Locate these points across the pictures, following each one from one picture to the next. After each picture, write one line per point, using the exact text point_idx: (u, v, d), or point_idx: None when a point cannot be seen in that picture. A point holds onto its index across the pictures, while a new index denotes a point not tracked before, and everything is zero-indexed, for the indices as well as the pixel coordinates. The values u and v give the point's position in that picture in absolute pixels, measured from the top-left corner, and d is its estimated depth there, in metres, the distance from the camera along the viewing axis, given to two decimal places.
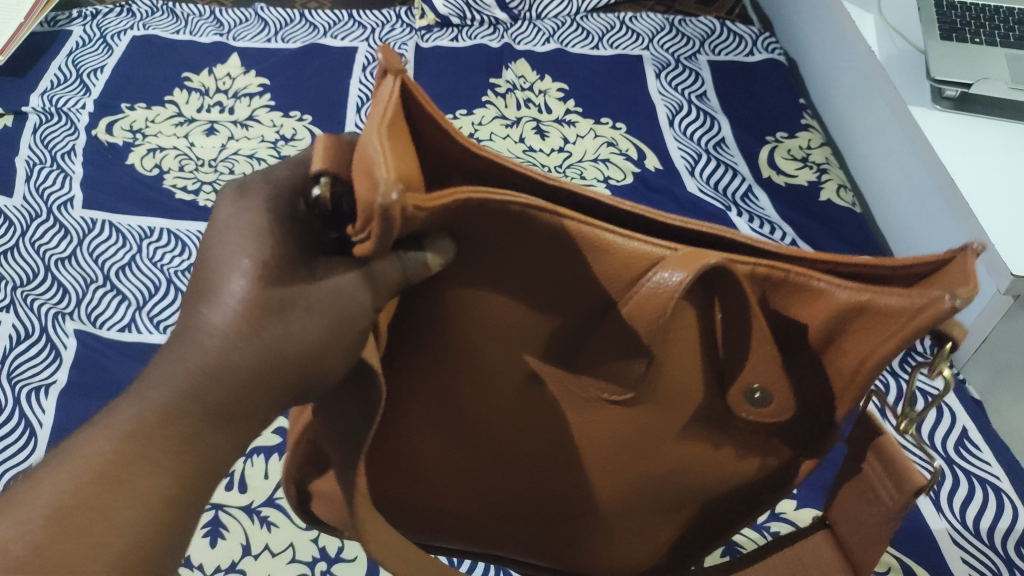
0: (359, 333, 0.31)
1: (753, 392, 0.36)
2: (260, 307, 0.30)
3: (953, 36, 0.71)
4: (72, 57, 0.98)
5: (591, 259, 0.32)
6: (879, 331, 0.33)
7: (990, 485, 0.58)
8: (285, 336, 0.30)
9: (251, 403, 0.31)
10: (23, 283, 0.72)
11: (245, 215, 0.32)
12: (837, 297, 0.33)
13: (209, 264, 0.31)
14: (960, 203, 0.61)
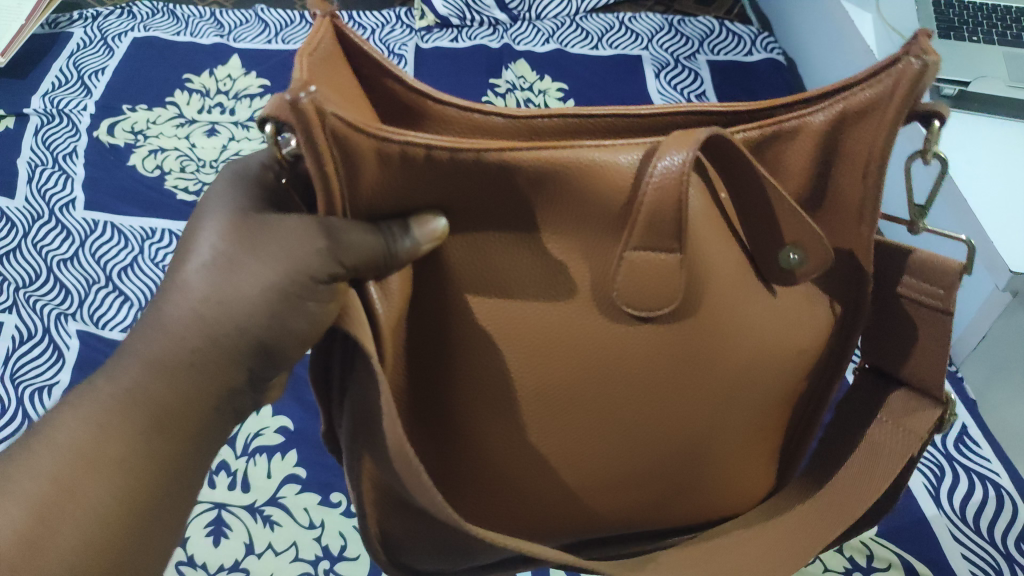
0: (310, 280, 0.33)
1: (788, 258, 0.37)
2: (217, 274, 0.34)
3: (951, 34, 0.71)
4: (73, 59, 0.98)
5: (588, 180, 0.33)
6: (869, 130, 0.35)
7: (989, 481, 0.58)
8: (239, 297, 0.33)
9: (216, 371, 0.35)
10: (26, 285, 0.72)
11: (215, 201, 0.36)
12: (817, 123, 0.35)
13: (187, 235, 0.35)
14: (958, 200, 0.62)
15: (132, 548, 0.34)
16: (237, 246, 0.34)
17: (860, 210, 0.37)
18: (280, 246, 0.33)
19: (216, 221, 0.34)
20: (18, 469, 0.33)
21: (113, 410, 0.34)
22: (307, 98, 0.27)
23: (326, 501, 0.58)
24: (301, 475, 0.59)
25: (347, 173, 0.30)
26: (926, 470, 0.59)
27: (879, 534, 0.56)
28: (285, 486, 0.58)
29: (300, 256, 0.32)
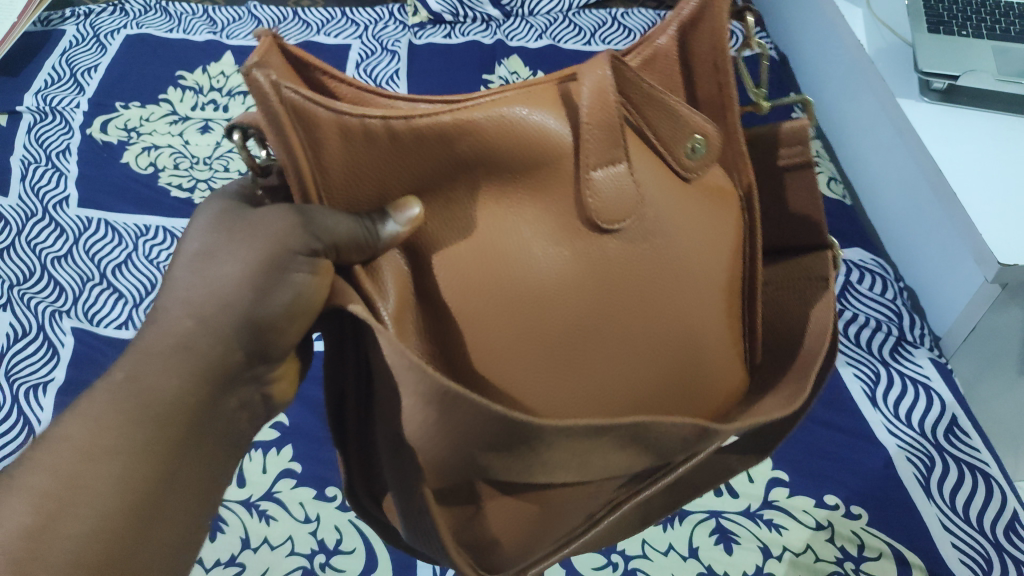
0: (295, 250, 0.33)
1: (695, 147, 0.37)
2: (206, 269, 0.35)
3: (940, 28, 0.71)
4: (66, 57, 0.98)
5: (542, 130, 0.33)
6: (705, 30, 0.37)
7: (978, 471, 0.59)
8: (228, 285, 0.35)
9: (211, 348, 0.34)
10: (20, 283, 0.72)
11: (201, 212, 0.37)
12: (661, 43, 0.38)
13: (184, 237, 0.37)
14: (946, 193, 0.62)
15: (146, 527, 0.32)
16: (223, 240, 0.35)
17: (720, 97, 0.38)
18: (261, 233, 0.34)
19: (203, 226, 0.36)
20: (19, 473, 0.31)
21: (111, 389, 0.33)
22: (260, 71, 0.28)
23: (321, 496, 0.58)
24: (296, 470, 0.59)
25: (316, 159, 0.31)
26: (916, 460, 0.60)
27: (870, 524, 0.56)
28: (281, 481, 0.59)
29: (279, 238, 0.33)
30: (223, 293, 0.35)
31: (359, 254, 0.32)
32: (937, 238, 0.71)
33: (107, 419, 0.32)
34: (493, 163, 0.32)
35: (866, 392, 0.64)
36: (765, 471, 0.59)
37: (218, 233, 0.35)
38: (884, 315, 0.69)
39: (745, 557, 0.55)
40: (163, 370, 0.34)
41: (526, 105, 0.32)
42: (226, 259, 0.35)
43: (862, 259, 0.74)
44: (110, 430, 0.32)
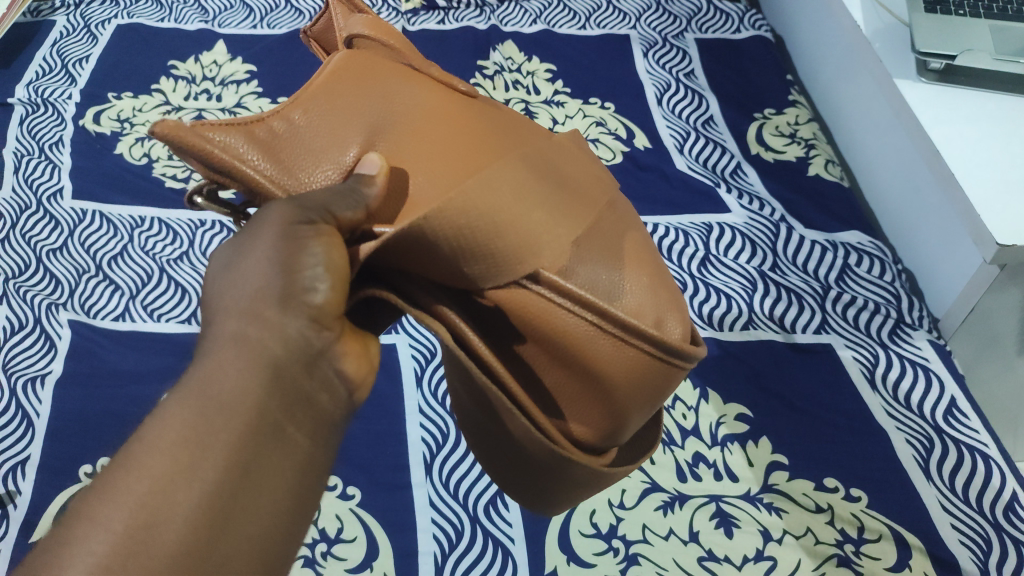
0: (299, 221, 0.32)
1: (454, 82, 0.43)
2: (232, 281, 0.33)
3: (937, 8, 0.71)
4: (56, 47, 0.97)
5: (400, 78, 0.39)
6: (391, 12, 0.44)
7: (978, 452, 0.59)
8: (258, 276, 0.32)
9: (270, 338, 0.31)
10: (16, 275, 0.72)
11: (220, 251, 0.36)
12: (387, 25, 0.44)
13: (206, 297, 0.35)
14: (945, 175, 0.62)
15: (241, 518, 0.28)
16: (237, 252, 0.34)
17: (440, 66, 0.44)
18: (261, 223, 0.33)
19: (223, 255, 0.35)
20: (106, 490, 0.28)
21: (177, 401, 0.30)
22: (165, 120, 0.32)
23: None
24: None
25: (265, 156, 0.34)
26: (916, 442, 0.60)
27: (870, 506, 0.56)
28: None
29: (275, 222, 0.32)
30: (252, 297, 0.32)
31: (353, 210, 0.33)
32: (936, 221, 0.71)
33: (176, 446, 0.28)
34: (390, 109, 0.37)
35: (865, 374, 0.64)
36: (765, 454, 0.59)
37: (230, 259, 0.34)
38: (882, 298, 0.69)
39: (745, 540, 0.55)
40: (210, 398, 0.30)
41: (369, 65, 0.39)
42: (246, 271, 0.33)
43: (861, 241, 0.74)
44: (168, 459, 0.28)
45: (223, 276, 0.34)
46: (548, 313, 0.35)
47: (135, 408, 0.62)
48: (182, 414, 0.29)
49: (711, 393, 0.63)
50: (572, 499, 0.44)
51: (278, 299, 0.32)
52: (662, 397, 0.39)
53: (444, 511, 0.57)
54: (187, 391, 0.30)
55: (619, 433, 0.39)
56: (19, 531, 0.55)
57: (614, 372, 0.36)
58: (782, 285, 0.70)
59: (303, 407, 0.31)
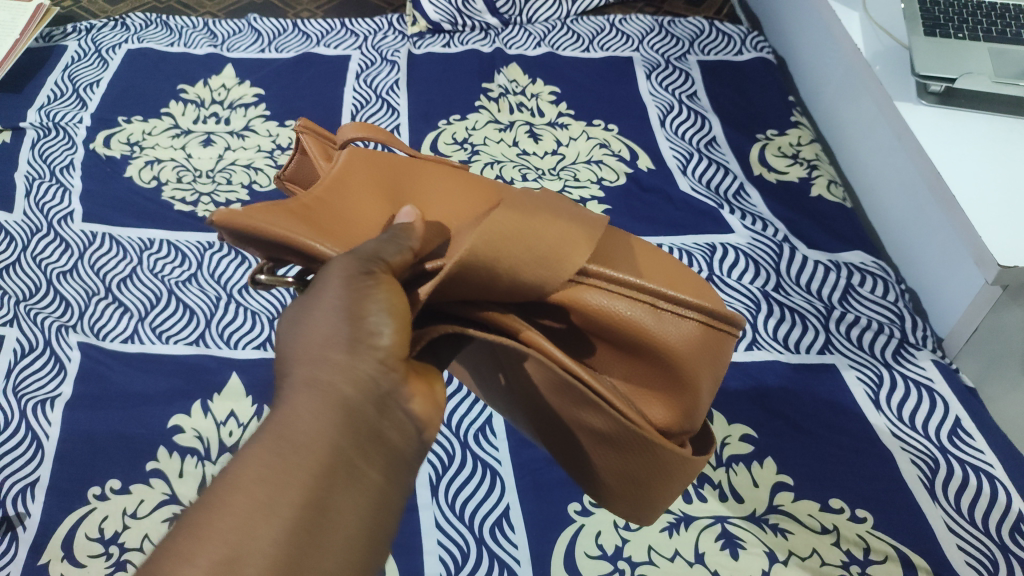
0: (361, 275, 0.33)
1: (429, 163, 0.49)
2: (302, 328, 0.32)
3: (937, 32, 0.72)
4: (68, 72, 0.99)
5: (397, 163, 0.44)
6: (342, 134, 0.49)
7: (983, 472, 0.59)
8: (323, 321, 0.32)
9: (342, 380, 0.30)
10: (26, 298, 0.72)
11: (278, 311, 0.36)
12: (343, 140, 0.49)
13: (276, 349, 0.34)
14: (946, 196, 0.62)
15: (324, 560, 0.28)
16: (295, 308, 0.33)
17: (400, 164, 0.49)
18: (320, 282, 0.33)
19: (283, 315, 0.34)
20: (200, 530, 0.27)
21: (254, 442, 0.29)
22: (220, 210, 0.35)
23: None
24: None
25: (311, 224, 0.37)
26: (921, 462, 0.60)
27: (875, 527, 0.56)
28: None
29: (339, 282, 0.32)
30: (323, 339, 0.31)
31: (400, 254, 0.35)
32: (937, 241, 0.71)
33: (254, 488, 0.27)
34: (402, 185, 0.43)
35: (869, 394, 0.64)
36: (769, 474, 0.59)
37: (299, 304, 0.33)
38: (886, 318, 0.70)
39: (751, 562, 0.55)
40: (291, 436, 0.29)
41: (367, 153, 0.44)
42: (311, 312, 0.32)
43: (864, 261, 0.74)
44: (248, 499, 0.27)
45: (291, 321, 0.33)
46: (603, 305, 0.37)
47: (144, 430, 0.62)
48: (265, 453, 0.28)
49: (716, 414, 0.64)
50: (665, 498, 0.45)
51: (344, 344, 0.31)
52: (720, 364, 0.41)
53: (450, 534, 0.57)
54: (266, 429, 0.29)
55: (693, 410, 0.41)
56: (28, 552, 0.56)
57: (680, 346, 0.38)
58: (786, 305, 0.71)
59: (379, 449, 0.31)
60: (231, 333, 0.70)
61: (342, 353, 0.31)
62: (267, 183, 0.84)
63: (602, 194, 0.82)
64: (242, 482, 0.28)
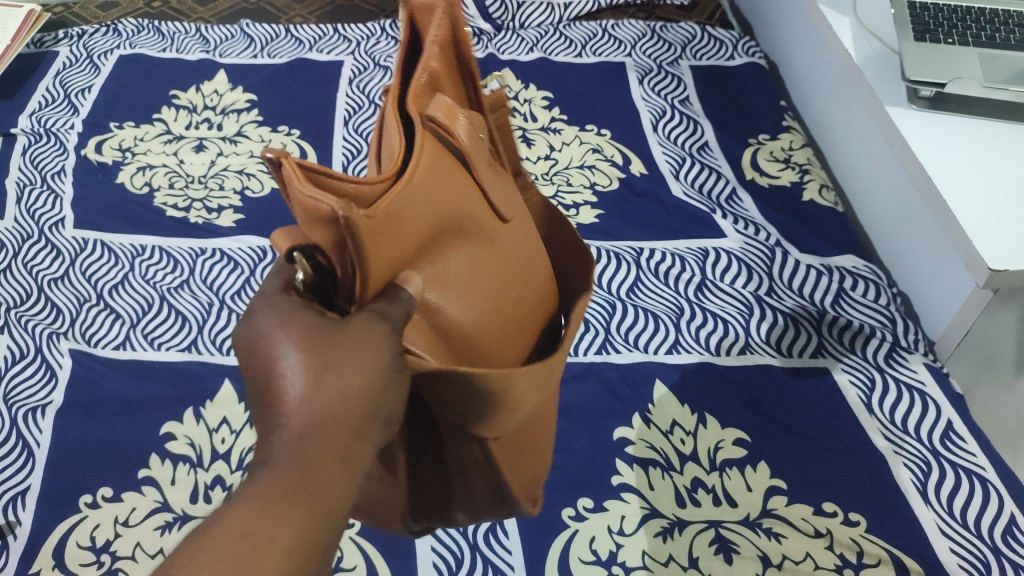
0: (396, 356, 0.32)
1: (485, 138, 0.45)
2: (329, 368, 0.29)
3: (926, 36, 0.72)
4: (59, 78, 0.98)
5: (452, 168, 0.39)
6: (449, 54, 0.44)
7: (975, 476, 0.59)
8: (362, 378, 0.30)
9: (358, 448, 0.30)
10: (17, 305, 0.72)
11: (248, 322, 0.31)
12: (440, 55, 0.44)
13: (266, 360, 0.30)
14: (937, 201, 0.63)
15: None
16: (307, 343, 0.30)
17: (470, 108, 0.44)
18: (358, 344, 0.30)
19: (286, 334, 0.30)
20: None
21: (271, 508, 0.27)
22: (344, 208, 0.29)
23: None
24: None
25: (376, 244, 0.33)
26: (913, 466, 0.60)
27: (869, 531, 0.56)
28: None
29: (378, 356, 0.31)
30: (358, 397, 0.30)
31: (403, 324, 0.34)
32: (929, 246, 0.71)
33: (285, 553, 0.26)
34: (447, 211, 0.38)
35: (862, 398, 0.65)
36: (763, 479, 0.60)
37: (329, 333, 0.30)
38: (878, 321, 0.70)
39: (745, 566, 0.55)
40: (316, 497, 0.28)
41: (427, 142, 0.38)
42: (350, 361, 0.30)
43: (856, 265, 0.74)
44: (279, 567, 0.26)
45: (313, 350, 0.30)
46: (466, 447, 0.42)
47: (136, 438, 0.62)
48: (286, 527, 0.26)
49: (710, 418, 0.64)
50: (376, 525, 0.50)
51: (371, 411, 0.30)
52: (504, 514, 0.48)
53: (443, 540, 0.57)
54: (283, 495, 0.27)
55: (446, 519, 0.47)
56: (19, 561, 0.55)
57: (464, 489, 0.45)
58: (779, 309, 0.71)
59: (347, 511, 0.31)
60: (224, 339, 0.70)
61: (367, 421, 0.30)
62: (259, 189, 0.84)
63: (595, 199, 0.82)
64: (272, 543, 0.26)
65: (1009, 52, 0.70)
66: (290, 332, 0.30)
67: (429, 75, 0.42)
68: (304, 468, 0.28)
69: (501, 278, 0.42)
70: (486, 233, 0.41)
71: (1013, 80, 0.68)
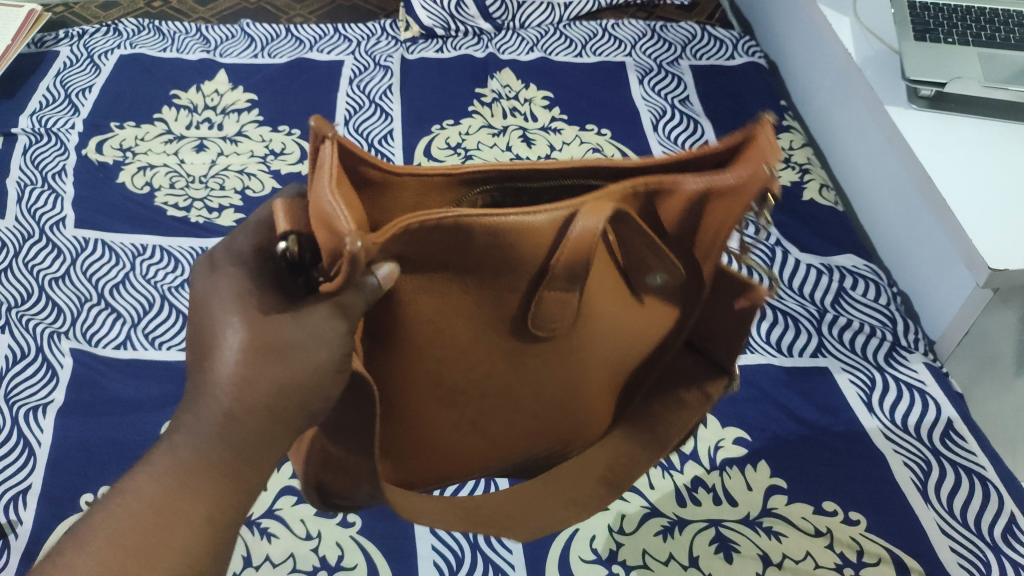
0: (342, 354, 0.33)
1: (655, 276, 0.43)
2: (268, 356, 0.32)
3: (927, 36, 0.72)
4: (60, 78, 0.98)
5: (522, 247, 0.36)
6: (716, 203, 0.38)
7: (975, 474, 0.59)
8: (298, 366, 0.32)
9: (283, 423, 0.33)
10: (18, 304, 0.72)
11: (210, 277, 0.34)
12: (686, 188, 0.38)
13: (209, 327, 0.33)
14: (937, 200, 0.63)
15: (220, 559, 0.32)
16: (250, 321, 0.33)
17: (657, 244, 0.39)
18: (298, 338, 0.33)
19: (236, 313, 0.33)
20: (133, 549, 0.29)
21: (182, 478, 0.31)
22: (351, 247, 0.29)
23: (322, 512, 0.58)
24: (296, 486, 0.59)
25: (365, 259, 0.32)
26: (913, 465, 0.60)
27: (868, 529, 0.57)
28: (281, 498, 0.59)
29: (320, 349, 0.33)
30: (290, 384, 0.32)
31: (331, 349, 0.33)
32: (929, 245, 0.71)
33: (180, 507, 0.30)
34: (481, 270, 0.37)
35: (862, 397, 0.65)
36: (763, 478, 0.60)
37: (281, 318, 0.33)
38: (878, 321, 0.70)
39: (745, 565, 0.55)
40: (233, 463, 0.32)
41: (517, 212, 0.35)
42: (290, 350, 0.33)
43: (856, 264, 0.74)
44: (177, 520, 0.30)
45: (252, 335, 0.32)
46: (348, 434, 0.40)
47: (137, 437, 0.62)
48: (192, 492, 0.31)
49: (709, 417, 0.64)
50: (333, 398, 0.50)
51: (305, 396, 0.33)
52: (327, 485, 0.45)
53: (444, 539, 0.57)
54: (197, 463, 0.31)
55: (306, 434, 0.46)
56: (20, 560, 0.55)
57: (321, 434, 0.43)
58: (778, 309, 0.71)
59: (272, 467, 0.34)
60: None
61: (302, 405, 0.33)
62: (260, 188, 0.84)
63: None
64: (174, 501, 0.31)
65: (1009, 52, 0.70)
66: (239, 308, 0.33)
67: (670, 185, 0.38)
68: (220, 443, 0.32)
69: (473, 348, 0.40)
70: (497, 307, 0.39)
71: (1013, 80, 0.68)
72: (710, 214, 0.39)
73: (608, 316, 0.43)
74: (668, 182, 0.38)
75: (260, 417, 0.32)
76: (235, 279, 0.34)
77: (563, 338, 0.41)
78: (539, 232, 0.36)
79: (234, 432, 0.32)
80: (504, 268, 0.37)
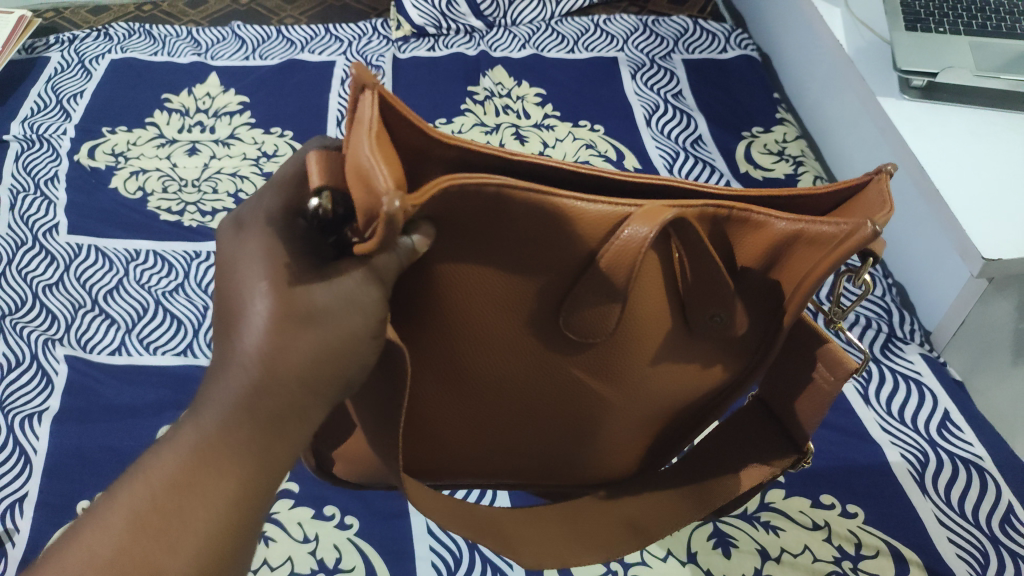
0: (377, 322, 0.32)
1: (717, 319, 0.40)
2: (296, 326, 0.32)
3: (917, 26, 0.72)
4: (50, 84, 0.98)
5: (567, 233, 0.35)
6: (813, 252, 0.37)
7: (972, 464, 0.59)
8: (332, 331, 0.32)
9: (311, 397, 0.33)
10: (13, 311, 0.72)
11: (235, 240, 0.35)
12: (776, 226, 0.37)
13: (234, 292, 0.33)
14: (930, 190, 0.62)
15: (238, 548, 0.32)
16: (277, 288, 0.32)
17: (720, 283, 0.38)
18: (332, 305, 0.31)
19: (262, 279, 0.32)
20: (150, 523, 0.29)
21: (206, 451, 0.31)
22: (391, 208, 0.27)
23: (320, 514, 0.58)
24: (293, 489, 0.59)
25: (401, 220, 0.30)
26: (910, 457, 0.60)
27: (866, 522, 0.56)
28: (278, 501, 0.59)
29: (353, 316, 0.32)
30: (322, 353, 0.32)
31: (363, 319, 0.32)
32: (924, 236, 0.71)
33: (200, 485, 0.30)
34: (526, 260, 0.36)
35: (858, 390, 0.64)
36: None
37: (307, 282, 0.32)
38: (874, 312, 0.70)
39: (743, 560, 0.55)
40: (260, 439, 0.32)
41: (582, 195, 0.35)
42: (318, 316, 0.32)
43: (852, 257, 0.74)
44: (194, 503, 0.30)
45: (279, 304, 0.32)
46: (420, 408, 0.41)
47: (133, 442, 0.62)
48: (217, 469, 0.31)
49: None
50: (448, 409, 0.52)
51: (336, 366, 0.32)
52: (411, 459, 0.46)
53: (439, 537, 0.57)
54: (223, 436, 0.31)
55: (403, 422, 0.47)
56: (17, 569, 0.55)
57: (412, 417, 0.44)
58: None
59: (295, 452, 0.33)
60: None
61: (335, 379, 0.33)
62: (253, 191, 0.84)
63: None
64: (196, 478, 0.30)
65: (1001, 40, 0.70)
66: (268, 274, 0.32)
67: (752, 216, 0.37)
68: (248, 413, 0.32)
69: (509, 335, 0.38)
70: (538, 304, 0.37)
71: (1005, 69, 0.68)
72: (798, 256, 0.38)
73: (652, 345, 0.40)
74: (757, 216, 0.37)
75: (291, 390, 0.32)
76: (263, 240, 0.33)
77: (591, 352, 0.39)
78: (591, 221, 0.35)
79: (259, 401, 0.32)
80: (546, 258, 0.36)
